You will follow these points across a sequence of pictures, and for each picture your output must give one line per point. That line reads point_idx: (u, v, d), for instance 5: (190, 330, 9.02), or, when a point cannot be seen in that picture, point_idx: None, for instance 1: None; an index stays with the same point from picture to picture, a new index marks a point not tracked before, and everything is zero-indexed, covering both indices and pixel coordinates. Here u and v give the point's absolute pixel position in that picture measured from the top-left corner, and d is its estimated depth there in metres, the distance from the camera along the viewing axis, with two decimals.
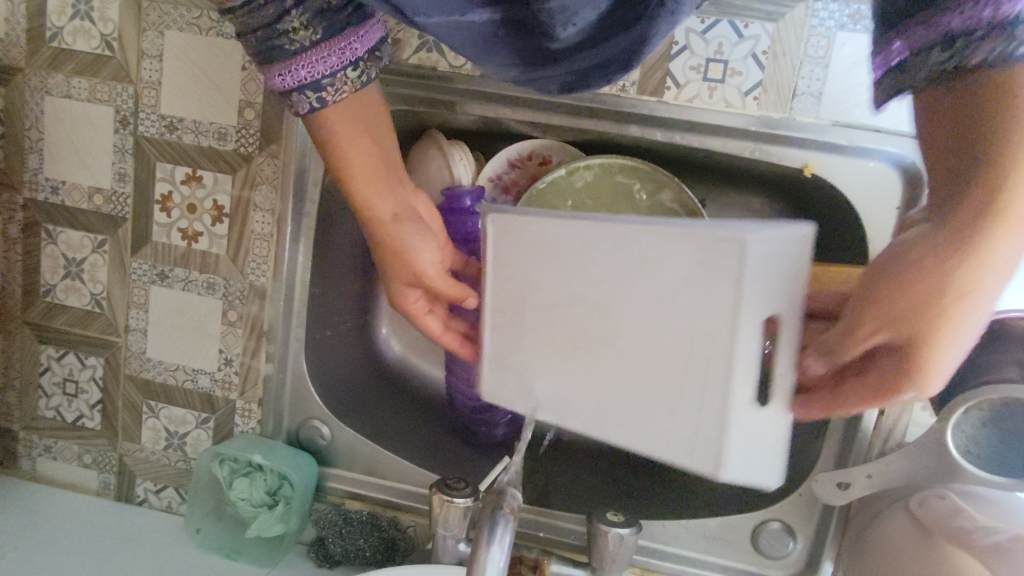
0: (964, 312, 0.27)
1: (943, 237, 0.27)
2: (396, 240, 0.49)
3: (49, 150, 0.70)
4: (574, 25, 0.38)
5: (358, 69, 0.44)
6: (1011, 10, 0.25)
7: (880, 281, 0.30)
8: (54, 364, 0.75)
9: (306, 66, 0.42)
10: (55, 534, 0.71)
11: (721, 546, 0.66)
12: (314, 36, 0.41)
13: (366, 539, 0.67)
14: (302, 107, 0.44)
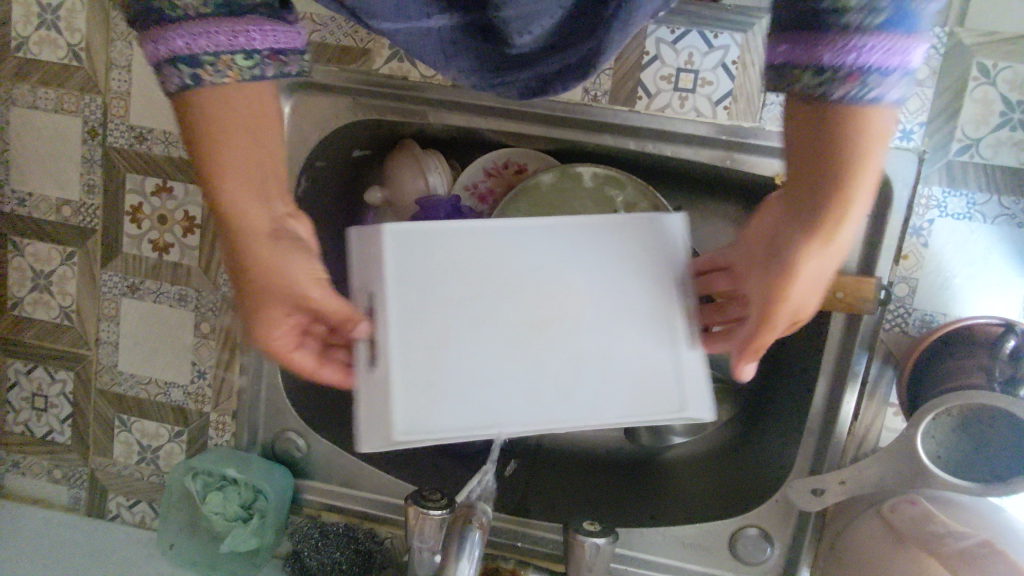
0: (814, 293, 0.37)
1: (812, 237, 0.35)
2: (262, 250, 0.37)
3: (15, 161, 0.69)
4: (530, 33, 0.39)
5: (253, 61, 0.34)
6: (867, 60, 0.28)
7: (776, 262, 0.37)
8: (22, 378, 0.73)
9: (180, 33, 0.32)
10: (24, 552, 0.69)
11: (700, 552, 0.66)
12: (202, 8, 0.32)
13: (343, 552, 0.67)
14: (172, 84, 0.33)
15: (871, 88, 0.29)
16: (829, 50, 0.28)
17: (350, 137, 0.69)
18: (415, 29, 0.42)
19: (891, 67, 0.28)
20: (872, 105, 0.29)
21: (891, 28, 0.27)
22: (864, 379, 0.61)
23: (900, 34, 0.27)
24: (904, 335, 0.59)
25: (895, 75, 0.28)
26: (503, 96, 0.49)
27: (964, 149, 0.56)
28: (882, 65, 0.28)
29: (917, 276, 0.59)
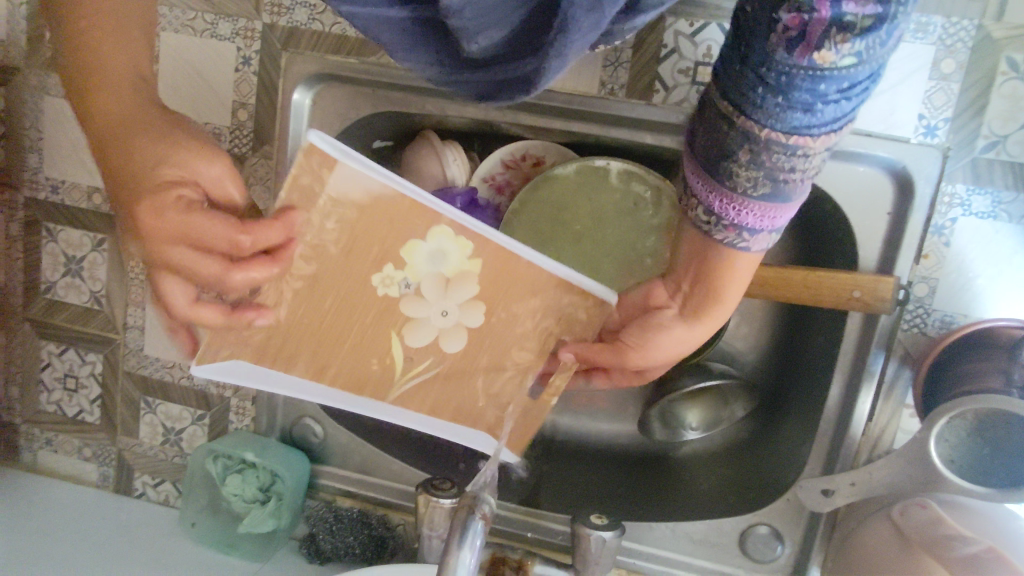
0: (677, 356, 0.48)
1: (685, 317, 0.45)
2: (141, 145, 0.38)
3: (49, 150, 0.71)
4: (478, 42, 0.39)
5: None
6: (744, 222, 0.38)
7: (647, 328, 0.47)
8: (54, 360, 0.76)
9: None
10: (55, 525, 0.72)
11: (708, 549, 0.67)
12: None
13: (356, 536, 0.68)
14: None
15: (744, 241, 0.39)
16: (722, 203, 0.38)
17: (369, 129, 0.70)
18: (374, 15, 0.41)
19: (760, 228, 0.38)
20: (743, 249, 0.39)
21: (764, 202, 0.36)
22: (881, 379, 0.60)
23: (770, 210, 0.37)
24: (923, 336, 0.58)
25: (762, 232, 0.38)
26: (460, 96, 0.48)
27: (990, 146, 0.54)
28: (753, 228, 0.38)
29: (937, 276, 0.57)
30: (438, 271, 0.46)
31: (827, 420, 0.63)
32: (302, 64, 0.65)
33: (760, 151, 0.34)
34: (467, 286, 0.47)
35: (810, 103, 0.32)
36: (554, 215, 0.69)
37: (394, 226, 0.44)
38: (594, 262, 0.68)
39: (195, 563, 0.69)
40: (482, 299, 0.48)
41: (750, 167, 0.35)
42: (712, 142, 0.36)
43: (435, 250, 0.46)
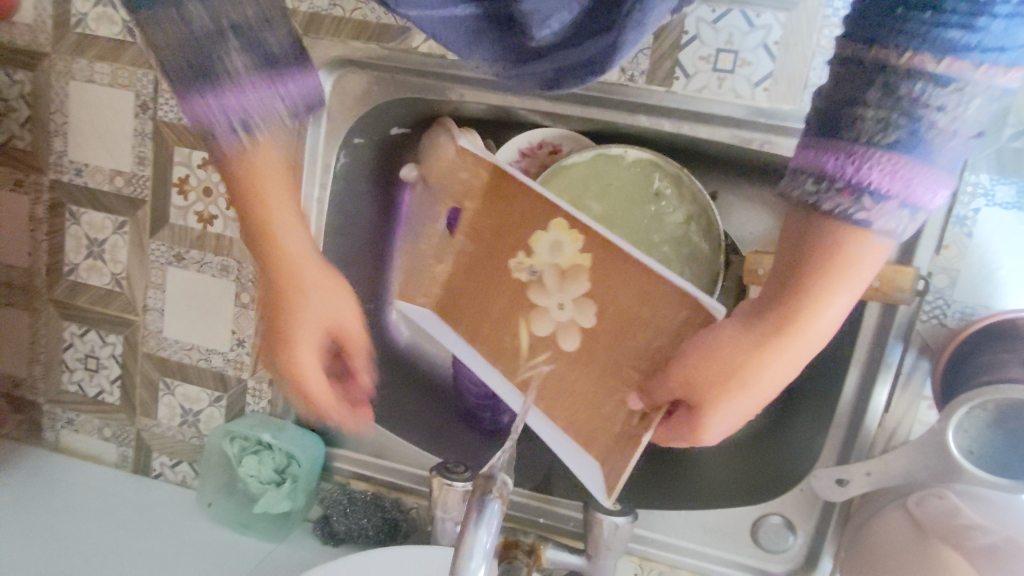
0: (738, 395, 0.39)
1: (750, 336, 0.38)
2: (312, 304, 0.45)
3: (73, 133, 0.72)
4: (548, 28, 0.41)
5: (293, 111, 0.39)
6: (866, 178, 0.31)
7: (720, 349, 0.39)
8: (77, 340, 0.77)
9: (229, 95, 0.36)
10: (76, 502, 0.74)
11: (720, 538, 0.67)
12: (250, 65, 0.36)
13: (369, 518, 0.69)
14: (222, 134, 0.37)
15: (864, 207, 0.31)
16: (840, 161, 0.32)
17: (388, 114, 0.71)
18: (439, 16, 0.44)
19: (889, 190, 0.31)
20: (861, 223, 0.32)
21: (895, 151, 0.30)
22: (898, 370, 0.60)
23: (902, 162, 0.30)
24: (942, 327, 0.58)
25: (892, 200, 0.31)
26: (524, 87, 0.50)
27: (1017, 135, 0.53)
28: (881, 187, 0.31)
29: (959, 266, 0.57)
30: (558, 262, 0.53)
31: (843, 410, 0.62)
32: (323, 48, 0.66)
33: (897, 86, 0.30)
34: (579, 280, 0.53)
35: (968, 20, 0.28)
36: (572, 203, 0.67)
37: (513, 198, 0.56)
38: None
39: (212, 542, 0.70)
40: (593, 296, 0.52)
41: (884, 111, 0.30)
42: (838, 94, 0.32)
43: (555, 241, 0.54)
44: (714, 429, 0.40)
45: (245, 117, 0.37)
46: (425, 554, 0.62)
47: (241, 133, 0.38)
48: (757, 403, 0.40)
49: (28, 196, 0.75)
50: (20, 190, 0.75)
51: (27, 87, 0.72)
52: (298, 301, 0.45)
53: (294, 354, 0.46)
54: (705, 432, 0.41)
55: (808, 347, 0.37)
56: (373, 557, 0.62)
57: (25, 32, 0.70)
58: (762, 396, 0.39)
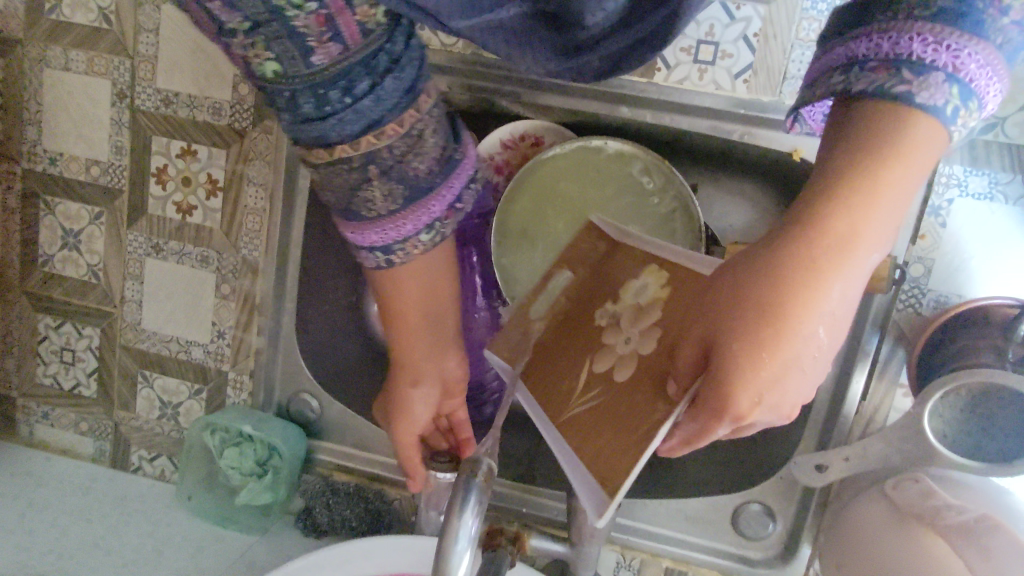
0: (772, 335, 0.27)
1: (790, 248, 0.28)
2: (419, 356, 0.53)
3: (47, 122, 0.71)
4: (601, 11, 0.40)
5: (432, 233, 0.47)
6: (904, 50, 0.26)
7: (746, 269, 0.29)
8: (52, 334, 0.76)
9: (376, 228, 0.45)
10: (52, 497, 0.72)
11: (701, 526, 0.68)
12: (392, 204, 0.44)
13: (352, 510, 0.69)
14: (370, 263, 0.47)
15: (903, 82, 0.26)
16: (873, 38, 0.27)
17: None
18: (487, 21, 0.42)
19: (935, 62, 0.25)
20: (904, 103, 0.26)
21: (939, 18, 0.25)
22: (874, 358, 0.61)
23: (948, 28, 0.25)
24: (917, 315, 0.59)
25: (941, 72, 0.26)
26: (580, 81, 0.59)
27: (988, 127, 0.55)
28: (922, 57, 0.26)
29: (933, 256, 0.58)
30: (640, 301, 0.41)
31: (821, 398, 0.63)
32: None
33: None
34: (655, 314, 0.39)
35: None
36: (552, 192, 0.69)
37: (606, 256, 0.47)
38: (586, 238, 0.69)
39: (192, 536, 0.69)
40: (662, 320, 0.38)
41: None
42: None
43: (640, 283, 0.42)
44: (741, 382, 0.27)
45: (421, 237, 0.46)
46: (407, 545, 0.62)
47: (423, 239, 0.46)
48: (800, 354, 0.28)
49: None
50: None
51: None
52: (436, 410, 0.58)
53: (409, 403, 0.56)
54: (735, 393, 0.27)
55: (843, 293, 0.28)
56: (359, 544, 0.62)
57: None
58: (805, 339, 0.28)
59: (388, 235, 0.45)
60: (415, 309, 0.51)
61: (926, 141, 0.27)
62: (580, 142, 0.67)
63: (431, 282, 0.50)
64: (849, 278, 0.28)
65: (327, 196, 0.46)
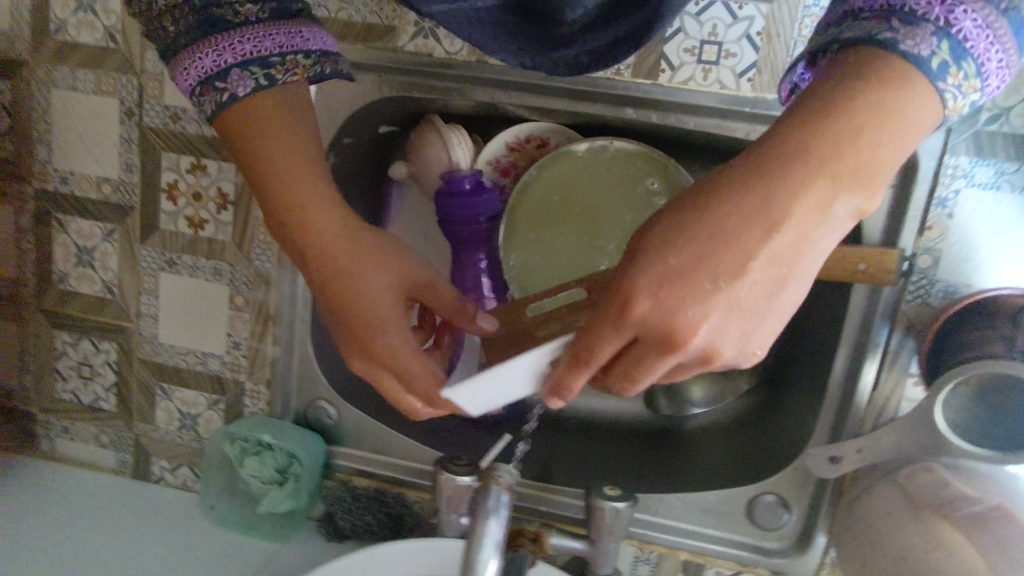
0: (698, 245, 0.30)
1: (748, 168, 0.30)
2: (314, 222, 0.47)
3: (57, 142, 0.71)
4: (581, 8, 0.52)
5: (311, 60, 0.46)
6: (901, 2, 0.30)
7: (706, 181, 0.32)
8: (70, 349, 0.77)
9: (236, 41, 0.43)
10: (78, 510, 0.74)
11: (716, 518, 0.69)
12: (261, 11, 0.44)
13: (373, 514, 0.70)
14: (244, 87, 0.44)
15: (895, 27, 0.30)
16: None
17: (374, 114, 0.71)
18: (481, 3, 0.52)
19: (927, 14, 0.30)
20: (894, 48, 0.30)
21: None
22: (884, 348, 0.61)
23: None
24: (927, 306, 0.60)
25: (930, 24, 0.29)
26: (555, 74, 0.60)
27: (993, 119, 0.55)
28: (915, 10, 0.30)
29: (940, 247, 0.59)
30: None
31: (832, 390, 0.64)
32: None
33: None
34: None
35: None
36: (560, 194, 0.72)
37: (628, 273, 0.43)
38: (595, 234, 0.73)
39: (217, 545, 0.71)
40: None
41: None
42: None
43: None
44: (651, 268, 0.30)
45: (249, 76, 0.44)
46: (427, 549, 0.63)
47: (251, 83, 0.44)
48: (713, 262, 0.30)
49: (12, 206, 0.74)
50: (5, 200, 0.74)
51: (8, 96, 0.71)
52: (359, 290, 0.47)
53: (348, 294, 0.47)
54: (639, 282, 0.31)
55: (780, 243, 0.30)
56: (390, 548, 0.63)
57: (4, 40, 0.69)
58: (724, 249, 0.30)
59: (209, 68, 0.43)
60: (273, 147, 0.46)
61: (899, 90, 0.30)
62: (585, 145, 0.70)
63: (280, 111, 0.46)
64: (799, 219, 0.29)
65: (190, 80, 0.44)
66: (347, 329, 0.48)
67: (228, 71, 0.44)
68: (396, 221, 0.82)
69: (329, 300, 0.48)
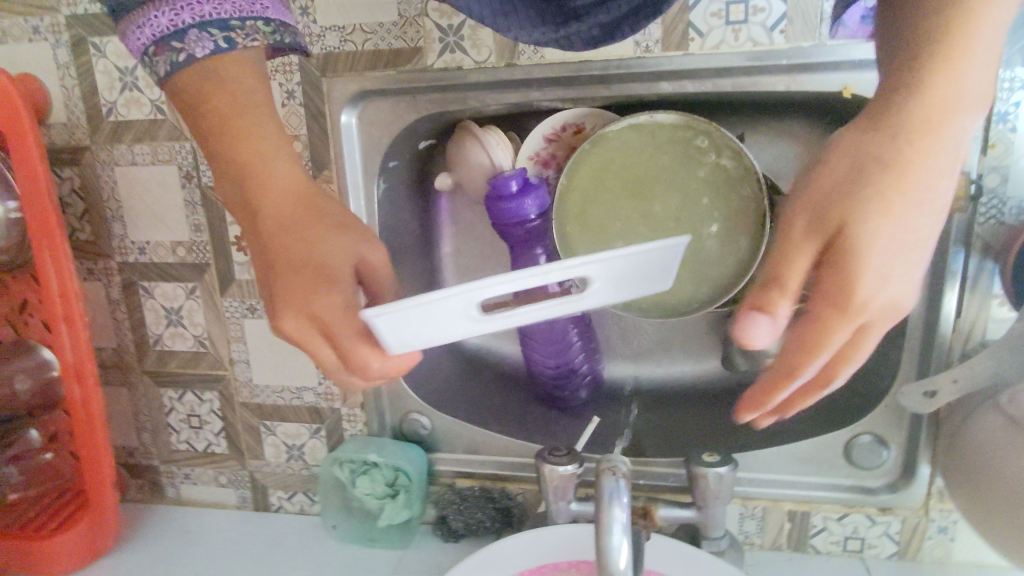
0: (892, 202, 0.32)
1: (881, 127, 0.34)
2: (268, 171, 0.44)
3: (129, 216, 0.76)
4: None
5: (271, 28, 0.44)
6: None
7: (845, 153, 0.34)
8: (177, 403, 0.82)
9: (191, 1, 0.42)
10: (214, 548, 0.79)
11: (815, 465, 0.70)
12: None
13: (483, 511, 0.74)
14: (202, 46, 0.42)
15: None
16: None
17: (413, 133, 0.73)
18: None
19: None
20: None
21: None
22: (963, 275, 0.61)
23: None
24: (1001, 225, 0.59)
25: None
26: (572, 49, 0.60)
27: None
28: None
29: (1007, 163, 0.58)
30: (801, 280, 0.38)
31: (914, 324, 0.64)
32: (343, 86, 0.68)
33: None
34: None
35: None
36: (606, 175, 0.73)
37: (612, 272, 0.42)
38: (646, 207, 0.73)
39: (344, 560, 0.76)
40: None
41: None
42: None
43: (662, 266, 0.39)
44: (866, 240, 0.32)
45: (208, 38, 0.42)
46: (545, 538, 0.68)
47: (211, 46, 0.43)
48: (917, 226, 0.33)
49: (100, 281, 0.79)
50: (93, 277, 0.79)
51: (77, 182, 0.76)
52: (308, 241, 0.43)
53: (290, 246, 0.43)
54: (864, 268, 0.33)
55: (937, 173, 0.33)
56: (508, 543, 0.68)
57: (63, 131, 0.74)
58: (923, 198, 0.33)
59: (165, 27, 0.42)
60: (222, 102, 0.43)
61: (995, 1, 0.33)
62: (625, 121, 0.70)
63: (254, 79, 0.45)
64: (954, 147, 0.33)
65: (138, 36, 0.43)
66: (279, 283, 0.43)
67: (185, 29, 0.42)
68: (450, 231, 0.84)
69: (267, 254, 0.44)
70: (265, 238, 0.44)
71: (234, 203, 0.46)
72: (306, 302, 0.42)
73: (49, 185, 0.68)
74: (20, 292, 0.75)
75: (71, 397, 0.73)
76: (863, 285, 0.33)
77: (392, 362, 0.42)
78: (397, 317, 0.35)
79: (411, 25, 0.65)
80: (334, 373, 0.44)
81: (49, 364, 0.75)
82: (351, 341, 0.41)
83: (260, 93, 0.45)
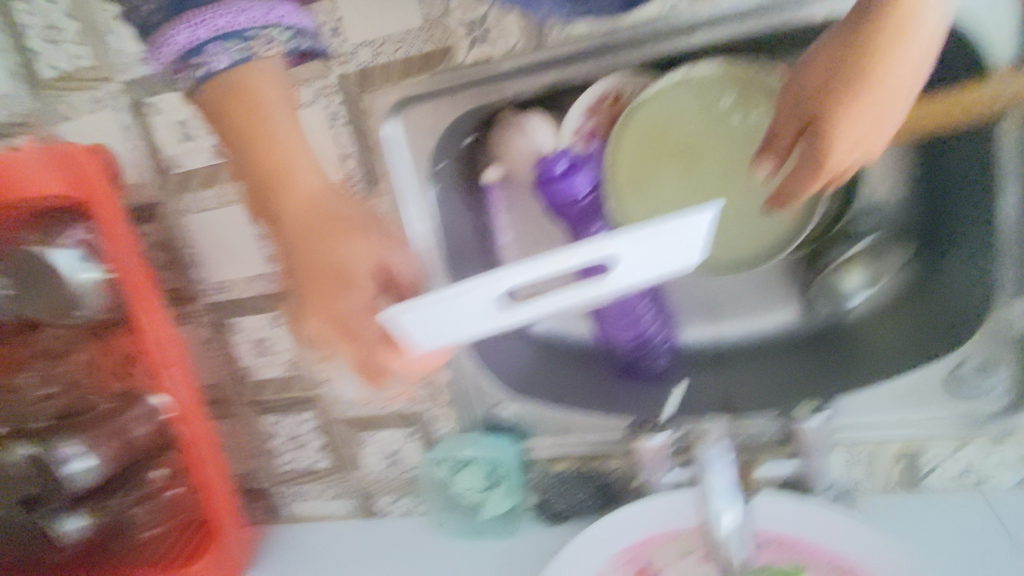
0: (865, 96, 0.44)
1: (858, 41, 0.44)
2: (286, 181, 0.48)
3: (206, 259, 0.80)
4: None
5: (288, 35, 0.47)
6: None
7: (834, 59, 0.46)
8: (278, 427, 0.86)
9: (206, 16, 0.43)
10: (333, 557, 0.83)
11: (920, 400, 0.69)
12: None
13: (584, 490, 0.76)
14: (219, 60, 0.45)
15: None
16: None
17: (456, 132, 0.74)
18: None
19: None
20: None
21: None
22: None
23: None
24: None
25: None
26: None
27: None
28: None
29: None
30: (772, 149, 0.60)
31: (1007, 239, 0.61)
32: (383, 98, 0.69)
33: None
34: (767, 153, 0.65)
35: None
36: (651, 133, 0.71)
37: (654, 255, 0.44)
38: (695, 159, 0.71)
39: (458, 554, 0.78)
40: None
41: None
42: None
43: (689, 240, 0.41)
44: (842, 129, 0.46)
45: (224, 52, 0.45)
46: (648, 513, 0.67)
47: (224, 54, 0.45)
48: (879, 110, 0.45)
49: (190, 324, 0.84)
50: (183, 321, 0.84)
51: (154, 236, 0.81)
52: (326, 245, 0.47)
53: (312, 251, 0.47)
54: (835, 143, 0.46)
55: (903, 66, 0.44)
56: (615, 520, 0.68)
57: (136, 190, 0.79)
58: (888, 93, 0.44)
59: (184, 43, 0.44)
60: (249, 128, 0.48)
61: None
62: (653, 88, 0.68)
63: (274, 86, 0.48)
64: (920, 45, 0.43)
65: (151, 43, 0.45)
66: (304, 286, 0.48)
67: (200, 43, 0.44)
68: (506, 220, 0.83)
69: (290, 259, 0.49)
70: (289, 247, 0.49)
71: (262, 209, 0.51)
72: (328, 305, 0.47)
73: (133, 239, 0.72)
74: (118, 346, 0.78)
75: (187, 434, 0.78)
76: (832, 154, 0.47)
77: (413, 362, 0.48)
78: (411, 312, 0.40)
79: (437, 26, 0.66)
80: (361, 372, 0.50)
81: (155, 407, 0.79)
82: (373, 341, 0.47)
83: (282, 114, 0.49)
